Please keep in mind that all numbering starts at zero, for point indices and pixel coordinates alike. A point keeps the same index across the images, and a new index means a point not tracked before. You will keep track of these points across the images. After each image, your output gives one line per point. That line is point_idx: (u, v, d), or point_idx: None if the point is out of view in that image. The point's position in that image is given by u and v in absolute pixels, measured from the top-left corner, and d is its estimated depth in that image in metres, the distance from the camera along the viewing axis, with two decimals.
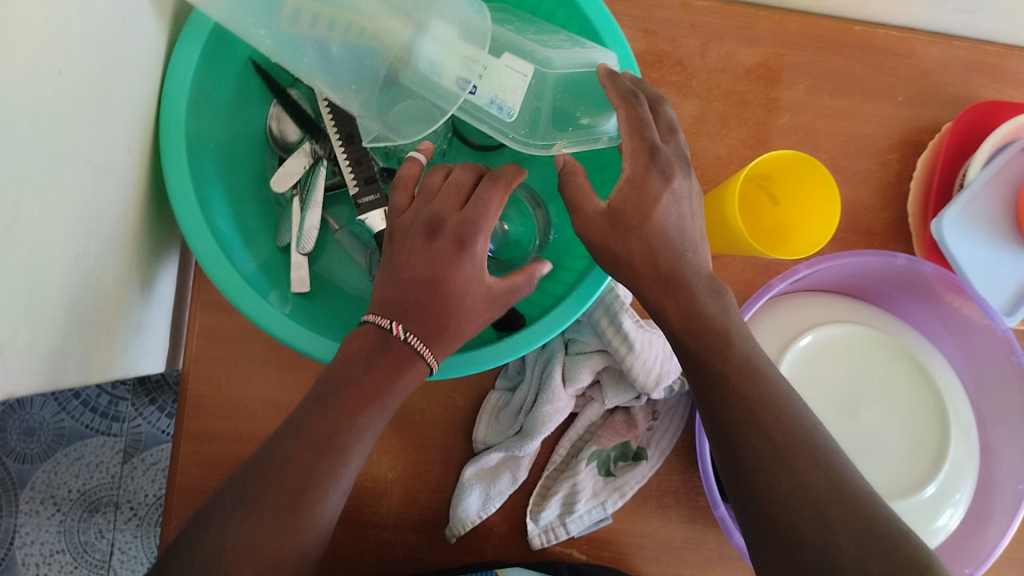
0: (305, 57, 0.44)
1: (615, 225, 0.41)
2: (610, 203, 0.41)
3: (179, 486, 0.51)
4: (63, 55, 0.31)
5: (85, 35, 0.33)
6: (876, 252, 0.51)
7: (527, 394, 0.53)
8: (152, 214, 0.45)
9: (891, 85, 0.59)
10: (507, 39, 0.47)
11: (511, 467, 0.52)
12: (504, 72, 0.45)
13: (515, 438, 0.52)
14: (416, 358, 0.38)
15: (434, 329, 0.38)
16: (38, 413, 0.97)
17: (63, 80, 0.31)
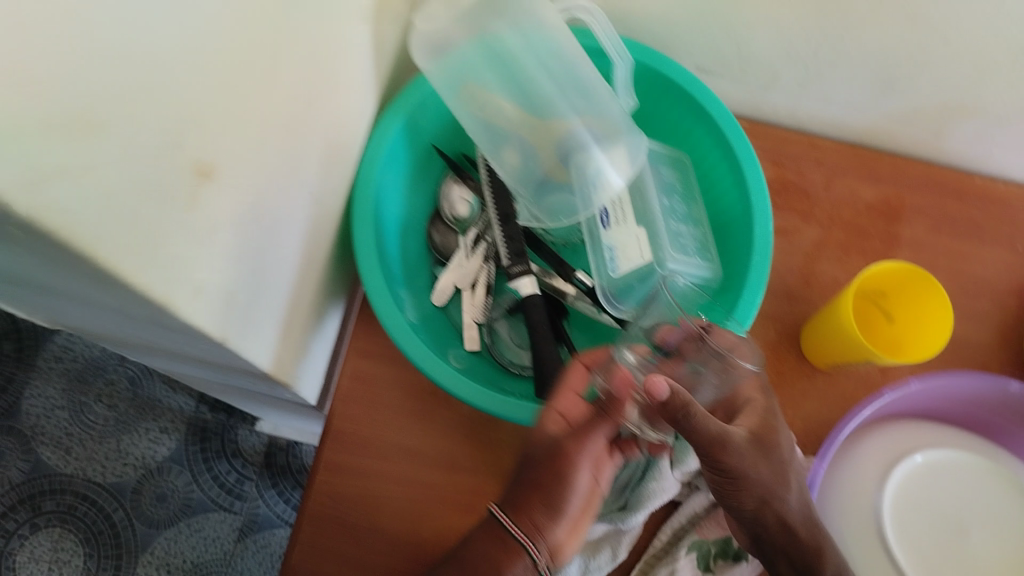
0: (496, 144, 0.56)
1: (767, 454, 0.44)
2: (752, 429, 0.44)
3: (309, 512, 0.55)
4: (306, 89, 0.41)
5: (318, 79, 0.42)
6: (986, 375, 0.53)
7: (635, 471, 0.56)
8: (335, 257, 0.54)
9: (1012, 233, 0.62)
10: (646, 214, 0.55)
11: (610, 548, 0.54)
12: (630, 243, 0.53)
13: (619, 511, 0.55)
14: (499, 526, 0.46)
15: (519, 506, 0.46)
16: (173, 481, 1.04)
17: (303, 107, 0.41)
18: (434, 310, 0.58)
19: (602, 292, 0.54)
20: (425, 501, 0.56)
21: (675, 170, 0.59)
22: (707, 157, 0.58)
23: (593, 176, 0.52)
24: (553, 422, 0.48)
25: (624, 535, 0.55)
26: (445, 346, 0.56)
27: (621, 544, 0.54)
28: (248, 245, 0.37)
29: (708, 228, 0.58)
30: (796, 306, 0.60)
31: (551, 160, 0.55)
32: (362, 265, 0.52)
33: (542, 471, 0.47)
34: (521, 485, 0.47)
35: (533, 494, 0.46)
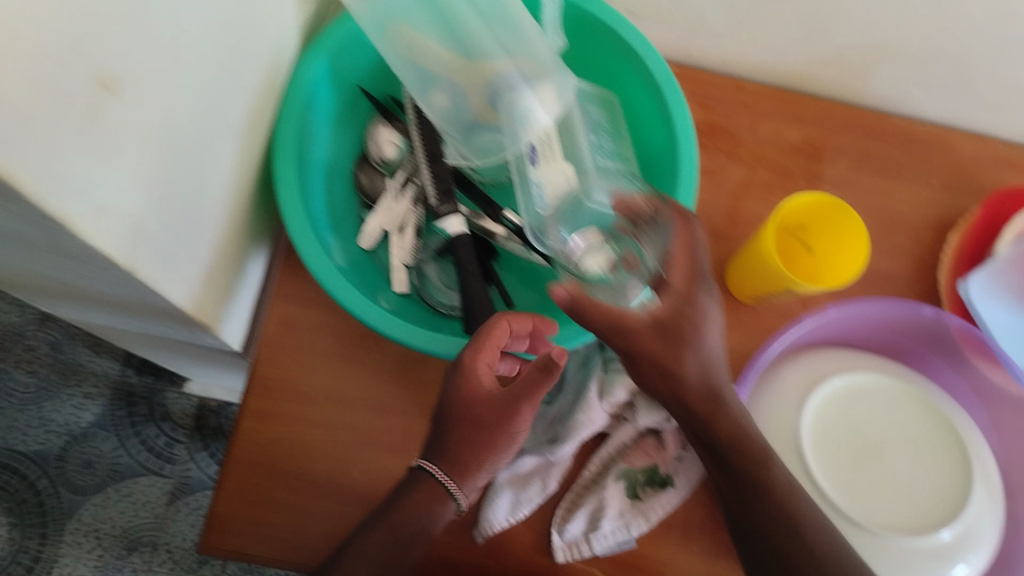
0: (424, 83, 0.54)
1: (666, 337, 0.44)
2: (656, 316, 0.45)
3: (237, 459, 0.55)
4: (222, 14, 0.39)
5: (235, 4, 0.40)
6: (900, 301, 0.55)
7: (564, 405, 0.57)
8: (257, 199, 0.53)
9: (928, 171, 0.64)
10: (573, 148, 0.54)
11: (542, 480, 0.56)
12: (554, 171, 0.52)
13: (549, 444, 0.56)
14: (429, 478, 0.48)
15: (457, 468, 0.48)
16: (99, 447, 1.01)
17: (219, 32, 0.39)
18: (361, 254, 0.58)
19: (529, 228, 0.55)
20: (355, 444, 0.56)
21: (603, 109, 0.58)
22: (636, 97, 0.58)
23: (522, 113, 0.51)
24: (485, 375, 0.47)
25: (555, 465, 0.56)
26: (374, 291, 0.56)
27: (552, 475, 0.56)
28: (163, 175, 0.36)
29: (635, 165, 0.58)
30: (722, 244, 0.61)
31: (483, 103, 0.53)
32: (284, 206, 0.50)
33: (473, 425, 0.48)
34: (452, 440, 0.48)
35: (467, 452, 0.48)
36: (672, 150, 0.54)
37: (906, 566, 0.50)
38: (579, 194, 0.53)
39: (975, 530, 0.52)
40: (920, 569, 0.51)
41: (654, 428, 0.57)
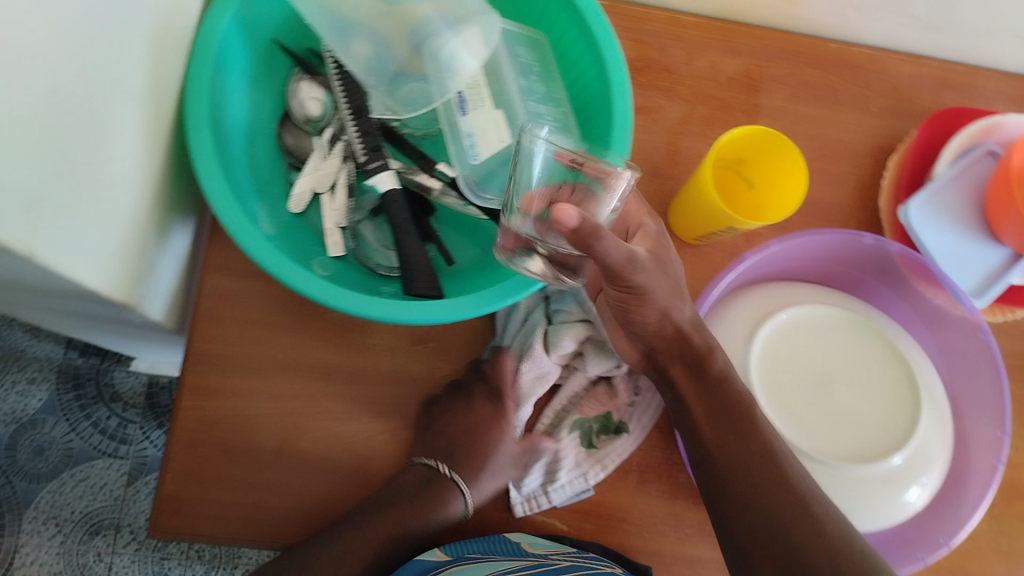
0: (346, 38, 0.51)
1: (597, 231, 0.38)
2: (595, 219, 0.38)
3: (179, 438, 0.53)
4: None
5: None
6: (844, 229, 0.55)
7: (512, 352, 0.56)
8: (173, 166, 0.50)
9: (866, 96, 0.63)
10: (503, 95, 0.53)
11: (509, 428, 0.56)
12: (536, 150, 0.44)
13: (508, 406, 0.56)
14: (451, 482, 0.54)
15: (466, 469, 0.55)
16: (49, 433, 0.98)
17: None
18: (292, 218, 0.55)
19: (464, 181, 0.52)
20: (302, 413, 0.54)
21: (532, 52, 0.56)
22: (563, 36, 0.55)
23: (447, 61, 0.50)
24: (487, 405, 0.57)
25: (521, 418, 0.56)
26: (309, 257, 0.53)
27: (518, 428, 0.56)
28: (54, 147, 0.33)
29: (568, 108, 0.56)
30: (664, 184, 0.60)
31: (407, 51, 0.51)
32: (202, 171, 0.47)
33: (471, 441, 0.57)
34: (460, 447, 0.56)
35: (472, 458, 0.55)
36: (605, 93, 0.52)
37: (860, 492, 0.51)
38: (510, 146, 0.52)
39: (924, 453, 0.53)
40: (873, 494, 0.51)
41: (605, 375, 0.58)
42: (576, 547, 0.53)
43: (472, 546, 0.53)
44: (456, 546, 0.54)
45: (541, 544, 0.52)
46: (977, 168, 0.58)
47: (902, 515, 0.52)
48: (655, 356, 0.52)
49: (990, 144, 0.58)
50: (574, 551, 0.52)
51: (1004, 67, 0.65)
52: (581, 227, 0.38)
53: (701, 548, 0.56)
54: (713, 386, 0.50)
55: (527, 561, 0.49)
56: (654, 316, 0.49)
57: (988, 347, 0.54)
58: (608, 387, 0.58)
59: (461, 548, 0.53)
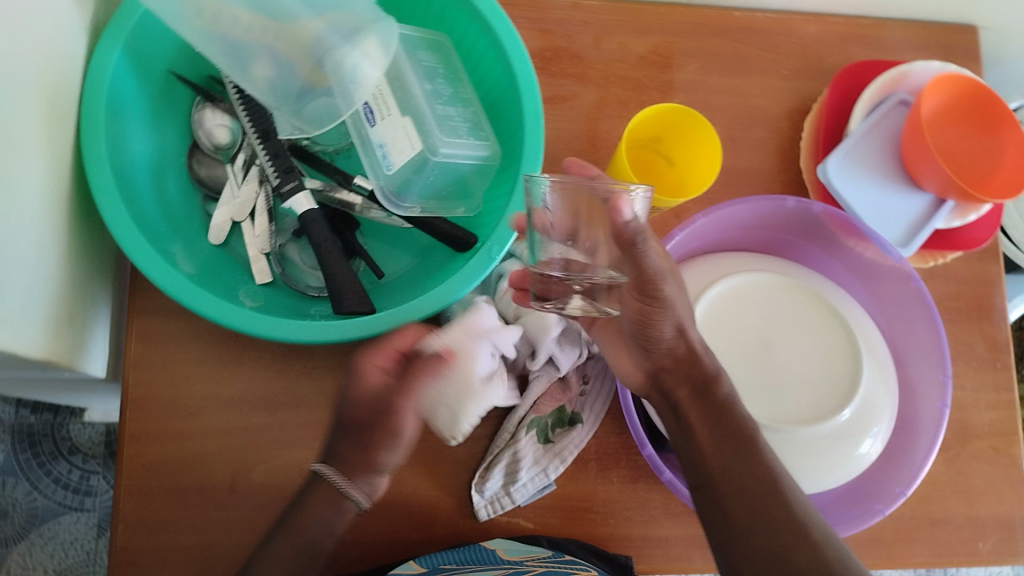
0: (243, 64, 0.50)
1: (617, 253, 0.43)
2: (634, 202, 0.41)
3: (126, 488, 0.52)
4: None
5: None
6: (765, 196, 0.55)
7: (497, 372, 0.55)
8: (80, 214, 0.49)
9: (775, 60, 0.63)
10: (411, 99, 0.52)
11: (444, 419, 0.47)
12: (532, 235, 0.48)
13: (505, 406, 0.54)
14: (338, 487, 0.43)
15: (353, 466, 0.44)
16: (11, 495, 0.95)
17: None
18: (214, 250, 0.54)
19: (381, 192, 0.52)
20: (250, 446, 0.54)
21: (435, 54, 0.55)
22: (466, 35, 0.55)
23: (349, 72, 0.48)
24: (374, 374, 0.45)
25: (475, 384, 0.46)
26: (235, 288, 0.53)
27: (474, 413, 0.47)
28: None
29: (478, 107, 0.55)
30: None
31: (309, 66, 0.50)
32: (107, 216, 0.46)
33: (367, 429, 0.44)
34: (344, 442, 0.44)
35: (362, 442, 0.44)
36: (512, 87, 0.51)
37: (814, 453, 0.52)
38: (422, 152, 0.50)
39: (871, 406, 0.54)
40: (826, 453, 0.52)
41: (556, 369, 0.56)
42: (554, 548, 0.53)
43: (449, 555, 0.52)
44: (427, 556, 0.52)
45: (515, 549, 0.52)
46: (891, 120, 0.59)
47: (858, 468, 0.53)
48: (661, 375, 0.53)
49: (901, 94, 0.59)
50: (550, 555, 0.52)
51: (909, 14, 0.66)
52: (632, 224, 0.40)
53: (668, 528, 0.56)
54: (716, 409, 0.50)
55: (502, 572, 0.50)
56: (669, 330, 0.52)
57: (921, 293, 0.55)
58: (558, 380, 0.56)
59: (435, 559, 0.51)
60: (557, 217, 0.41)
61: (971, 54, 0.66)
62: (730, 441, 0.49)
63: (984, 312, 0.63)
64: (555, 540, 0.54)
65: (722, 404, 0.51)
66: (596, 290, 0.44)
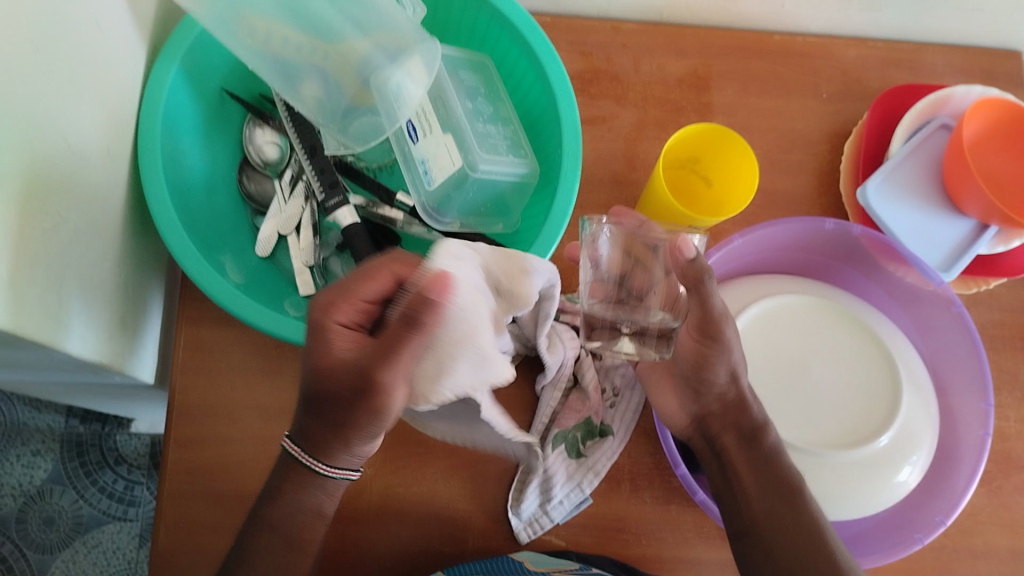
0: (296, 83, 0.52)
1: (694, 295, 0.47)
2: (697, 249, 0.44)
3: (168, 492, 0.53)
4: (24, 39, 0.37)
5: (41, 24, 0.38)
6: (804, 218, 0.55)
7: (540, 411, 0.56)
8: (135, 224, 0.51)
9: (815, 83, 0.64)
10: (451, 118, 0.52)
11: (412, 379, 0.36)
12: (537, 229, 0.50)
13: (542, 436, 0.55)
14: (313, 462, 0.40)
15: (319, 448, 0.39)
16: (58, 502, 0.98)
17: (26, 57, 0.37)
18: (260, 263, 0.56)
19: (422, 207, 0.53)
20: None
21: (477, 74, 0.56)
22: (508, 57, 0.56)
23: (394, 92, 0.49)
24: (342, 339, 0.36)
25: (480, 348, 0.38)
26: (280, 299, 0.54)
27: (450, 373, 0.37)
28: None
29: (518, 125, 0.57)
30: (624, 191, 0.61)
31: (356, 85, 0.52)
32: (161, 225, 0.48)
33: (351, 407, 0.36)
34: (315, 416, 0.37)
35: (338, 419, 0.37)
36: (550, 104, 0.52)
37: (848, 478, 0.51)
38: (462, 168, 0.51)
39: (909, 433, 0.53)
40: (862, 479, 0.51)
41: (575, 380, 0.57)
42: (582, 562, 0.53)
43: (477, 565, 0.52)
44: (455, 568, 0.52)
45: (543, 562, 0.52)
46: (933, 142, 0.59)
47: (896, 497, 0.52)
48: (708, 421, 0.54)
49: (944, 117, 0.59)
50: (578, 566, 0.51)
51: (950, 39, 0.66)
52: (696, 262, 0.44)
53: (700, 549, 0.56)
54: (763, 459, 0.50)
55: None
56: (724, 375, 0.51)
57: (963, 320, 0.54)
58: (579, 392, 0.56)
59: (462, 569, 0.52)
60: (609, 256, 0.44)
61: (1014, 79, 0.66)
62: (773, 490, 0.48)
63: None
64: (585, 555, 0.54)
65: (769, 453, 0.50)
66: (646, 331, 0.44)
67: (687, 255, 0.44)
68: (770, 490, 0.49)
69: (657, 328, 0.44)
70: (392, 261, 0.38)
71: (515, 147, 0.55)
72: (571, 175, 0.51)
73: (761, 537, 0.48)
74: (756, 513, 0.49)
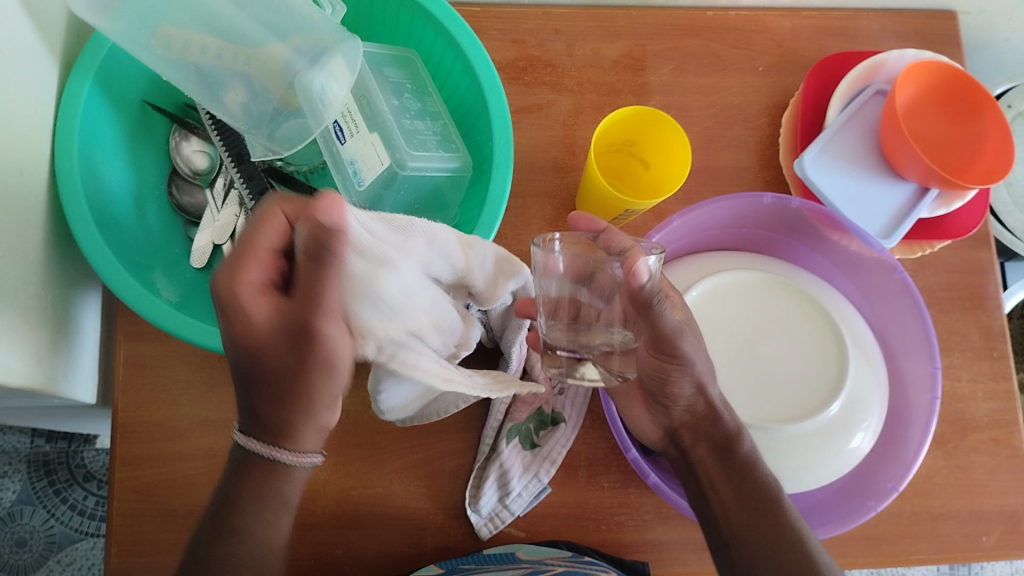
0: (218, 92, 0.50)
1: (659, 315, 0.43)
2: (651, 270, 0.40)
3: (118, 512, 0.52)
4: None
5: None
6: (741, 194, 0.55)
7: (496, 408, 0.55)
8: (60, 245, 0.50)
9: (750, 57, 0.63)
10: (378, 117, 0.51)
11: (353, 314, 0.34)
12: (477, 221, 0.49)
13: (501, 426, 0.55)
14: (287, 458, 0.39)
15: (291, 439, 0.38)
16: (28, 523, 0.96)
17: None
18: (196, 274, 0.55)
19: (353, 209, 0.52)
20: None
21: (403, 70, 0.55)
22: (433, 50, 0.55)
23: (318, 94, 0.48)
24: (260, 308, 0.34)
25: (393, 304, 0.35)
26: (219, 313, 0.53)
27: (381, 312, 0.34)
28: None
29: (448, 119, 0.56)
30: (565, 177, 0.60)
31: (280, 87, 0.50)
32: (84, 245, 0.47)
33: (300, 371, 0.35)
34: (275, 413, 0.37)
35: (296, 403, 0.37)
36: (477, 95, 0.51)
37: (801, 450, 0.51)
38: (390, 167, 0.51)
39: (858, 400, 0.53)
40: (813, 451, 0.51)
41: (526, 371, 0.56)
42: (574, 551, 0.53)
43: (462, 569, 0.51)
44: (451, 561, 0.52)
45: (535, 550, 0.52)
46: (867, 110, 0.59)
47: (848, 465, 0.52)
48: (679, 433, 0.51)
49: (878, 84, 0.59)
50: (570, 553, 0.52)
51: (885, 4, 0.65)
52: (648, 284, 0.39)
53: (660, 531, 0.55)
54: (739, 470, 0.48)
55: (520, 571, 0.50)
56: (689, 388, 0.48)
57: (906, 285, 0.54)
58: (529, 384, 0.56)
59: (454, 562, 0.52)
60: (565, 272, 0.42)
61: (951, 40, 0.65)
62: (751, 505, 0.47)
63: (978, 301, 0.62)
64: (576, 544, 0.54)
65: (745, 462, 0.48)
66: (608, 356, 0.41)
67: (640, 281, 0.39)
68: (741, 480, 0.48)
69: (619, 348, 0.42)
70: (284, 200, 0.34)
71: (445, 142, 0.54)
72: (502, 167, 0.50)
73: (741, 551, 0.46)
74: (736, 527, 0.47)
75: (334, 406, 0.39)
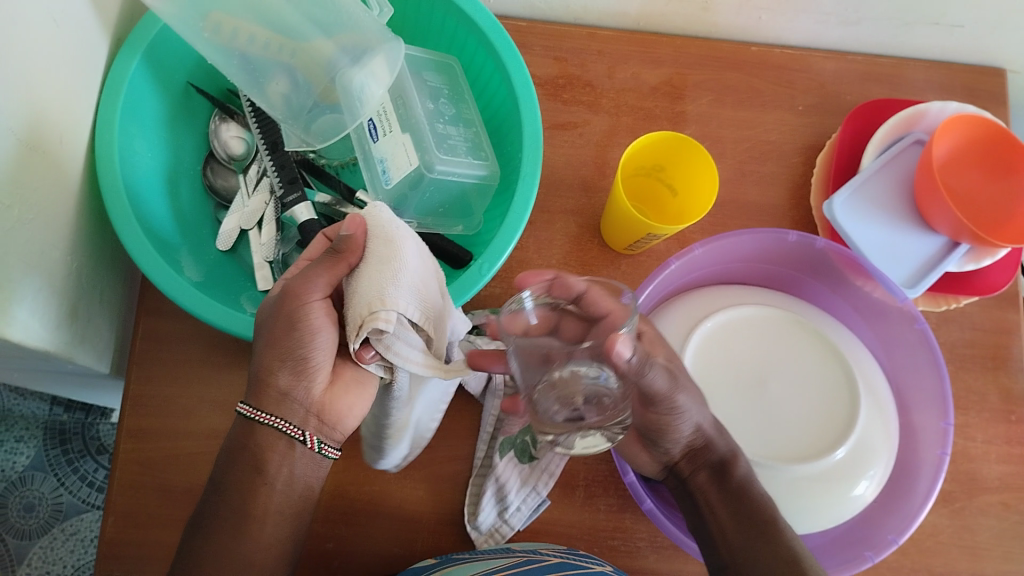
0: (261, 80, 0.51)
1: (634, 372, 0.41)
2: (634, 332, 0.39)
3: (120, 481, 0.53)
4: None
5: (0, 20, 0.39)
6: (768, 229, 0.54)
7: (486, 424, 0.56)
8: (93, 214, 0.51)
9: (790, 95, 0.63)
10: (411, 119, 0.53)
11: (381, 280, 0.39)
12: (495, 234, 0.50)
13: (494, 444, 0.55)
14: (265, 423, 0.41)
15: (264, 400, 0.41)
16: (39, 489, 0.98)
17: None
18: (220, 256, 0.56)
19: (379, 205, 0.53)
20: None
21: (442, 75, 0.56)
22: (473, 60, 0.56)
23: (357, 91, 0.49)
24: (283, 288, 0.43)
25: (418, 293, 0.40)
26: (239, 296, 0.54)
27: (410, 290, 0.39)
28: None
29: (480, 127, 0.56)
30: (593, 197, 0.60)
31: (320, 83, 0.51)
32: (114, 216, 0.48)
33: (274, 322, 0.40)
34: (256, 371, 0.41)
35: (269, 356, 0.41)
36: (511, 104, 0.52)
37: (803, 492, 0.51)
38: (419, 167, 0.52)
39: (866, 449, 0.52)
40: (814, 494, 0.50)
41: None
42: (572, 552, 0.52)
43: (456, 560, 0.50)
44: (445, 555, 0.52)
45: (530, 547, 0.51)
46: (902, 158, 0.58)
47: (850, 512, 0.51)
48: (677, 466, 0.50)
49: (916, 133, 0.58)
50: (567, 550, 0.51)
51: (932, 55, 0.65)
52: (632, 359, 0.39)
53: (653, 561, 0.55)
54: (736, 492, 0.47)
55: (515, 558, 0.47)
56: (689, 428, 0.47)
57: (925, 337, 0.54)
58: None
59: (450, 554, 0.51)
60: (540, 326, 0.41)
61: (996, 97, 0.65)
62: (747, 526, 0.46)
63: (1000, 362, 0.61)
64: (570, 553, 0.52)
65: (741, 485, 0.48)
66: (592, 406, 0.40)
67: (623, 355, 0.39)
68: (738, 508, 0.47)
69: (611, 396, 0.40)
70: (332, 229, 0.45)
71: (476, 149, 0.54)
72: (529, 179, 0.50)
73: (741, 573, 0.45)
74: (733, 547, 0.46)
75: (302, 375, 0.41)
